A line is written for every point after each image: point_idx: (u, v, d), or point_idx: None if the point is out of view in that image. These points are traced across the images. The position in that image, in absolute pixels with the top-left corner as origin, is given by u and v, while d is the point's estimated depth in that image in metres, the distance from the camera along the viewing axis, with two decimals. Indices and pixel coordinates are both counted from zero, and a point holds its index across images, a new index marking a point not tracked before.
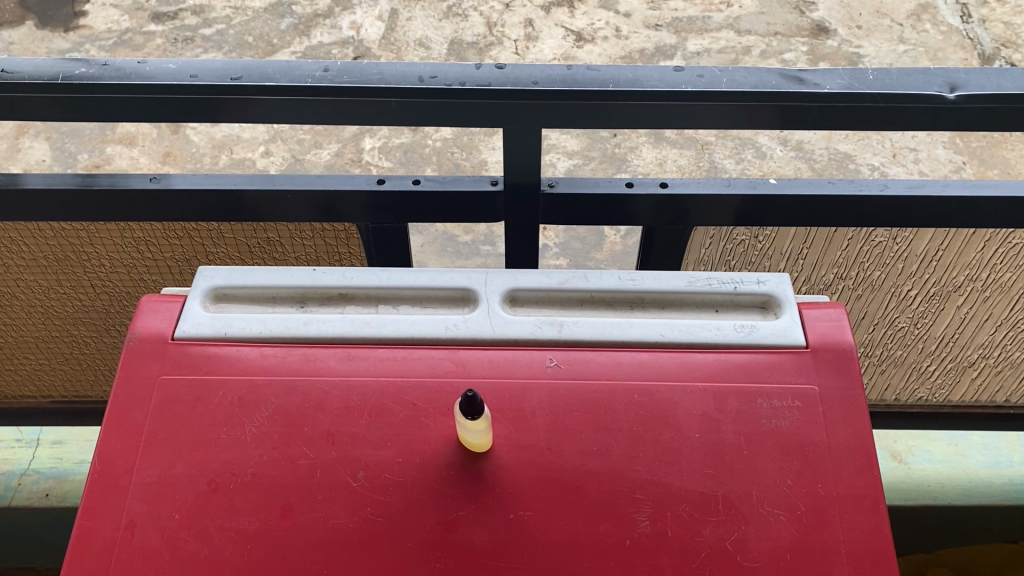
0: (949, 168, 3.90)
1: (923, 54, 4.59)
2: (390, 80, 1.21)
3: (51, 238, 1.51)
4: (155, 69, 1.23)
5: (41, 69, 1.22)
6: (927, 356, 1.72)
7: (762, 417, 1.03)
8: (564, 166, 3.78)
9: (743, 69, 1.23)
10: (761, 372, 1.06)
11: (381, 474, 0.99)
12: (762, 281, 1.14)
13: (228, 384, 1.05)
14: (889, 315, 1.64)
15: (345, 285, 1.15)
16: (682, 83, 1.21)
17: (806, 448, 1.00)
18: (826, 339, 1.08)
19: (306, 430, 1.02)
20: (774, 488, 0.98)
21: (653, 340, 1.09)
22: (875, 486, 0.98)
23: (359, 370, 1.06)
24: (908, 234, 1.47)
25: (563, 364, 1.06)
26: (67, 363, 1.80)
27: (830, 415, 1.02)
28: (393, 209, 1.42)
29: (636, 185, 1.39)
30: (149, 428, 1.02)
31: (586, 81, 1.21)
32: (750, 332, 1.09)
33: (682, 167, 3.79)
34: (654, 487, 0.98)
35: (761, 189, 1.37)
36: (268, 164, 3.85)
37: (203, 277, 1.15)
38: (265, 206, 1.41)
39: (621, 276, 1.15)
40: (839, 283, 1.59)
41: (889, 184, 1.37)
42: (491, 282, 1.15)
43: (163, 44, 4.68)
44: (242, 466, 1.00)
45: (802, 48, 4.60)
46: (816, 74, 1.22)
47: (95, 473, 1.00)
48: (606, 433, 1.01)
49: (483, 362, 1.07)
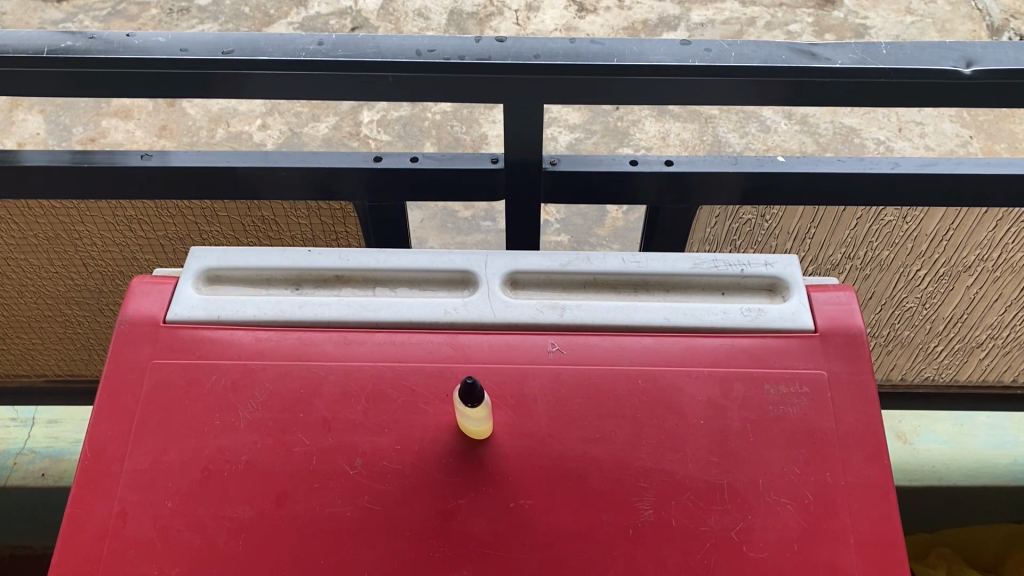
0: (955, 142, 3.82)
1: (931, 26, 4.50)
2: (387, 54, 1.17)
3: (41, 217, 1.47)
4: (143, 42, 1.18)
5: (26, 42, 1.18)
6: (933, 338, 1.70)
7: (769, 403, 1.00)
8: (565, 141, 3.73)
9: (752, 43, 1.18)
10: (768, 357, 1.03)
11: (379, 462, 0.97)
12: (770, 263, 1.11)
13: (222, 368, 1.03)
14: (897, 295, 1.60)
15: (341, 266, 1.12)
16: (688, 57, 1.16)
17: (813, 435, 0.98)
18: (835, 323, 1.05)
19: (301, 416, 0.99)
20: (781, 476, 0.96)
21: (658, 324, 1.06)
22: (884, 475, 0.96)
23: (355, 355, 1.04)
24: (919, 213, 1.42)
25: (565, 349, 1.04)
26: (61, 343, 1.77)
27: (839, 402, 1.00)
28: (393, 188, 1.38)
29: (641, 163, 1.35)
30: (140, 414, 1.00)
31: (590, 55, 1.16)
32: (757, 316, 1.06)
33: (686, 141, 3.72)
34: (659, 476, 0.96)
35: (768, 167, 1.34)
36: (266, 137, 3.79)
37: (195, 257, 1.11)
38: (260, 184, 1.38)
39: (625, 258, 1.12)
40: (847, 263, 1.55)
41: (900, 162, 1.33)
42: (492, 265, 1.12)
43: (158, 15, 4.57)
44: (236, 453, 0.97)
45: (807, 20, 4.50)
46: (828, 48, 1.17)
47: (85, 461, 0.97)
48: (609, 420, 0.99)
49: (483, 346, 1.04)
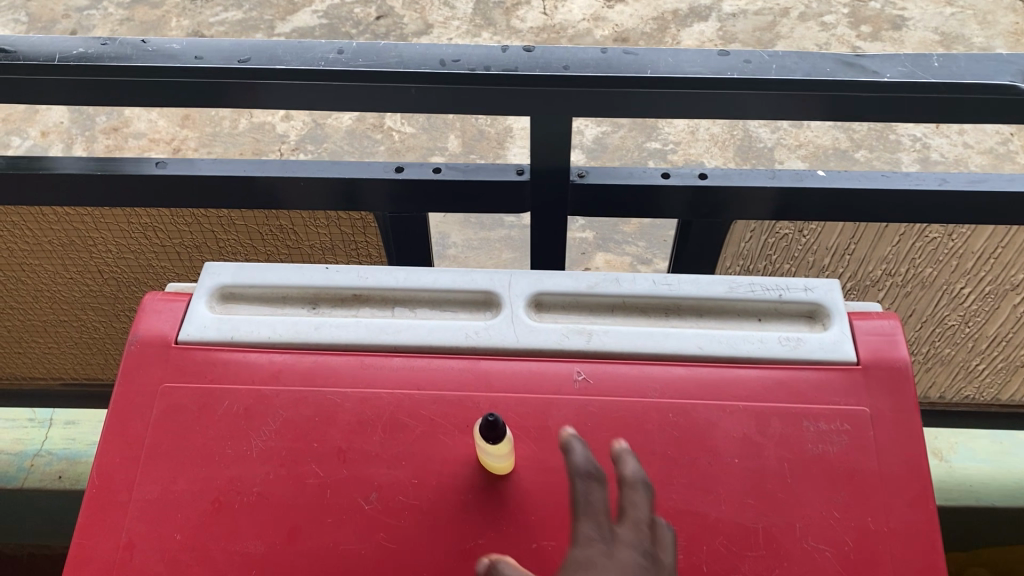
0: (996, 140, 3.66)
1: (971, 17, 4.27)
2: (410, 64, 1.12)
3: (55, 224, 1.43)
4: (158, 48, 1.14)
5: (38, 49, 1.14)
6: (976, 356, 1.63)
7: (807, 441, 0.94)
8: (591, 134, 3.63)
9: (794, 55, 1.12)
10: (806, 391, 0.98)
11: (395, 496, 0.93)
12: (809, 287, 1.05)
13: (234, 393, 0.99)
14: (938, 313, 1.53)
15: (358, 285, 1.08)
16: (726, 69, 1.10)
17: (854, 476, 0.93)
18: (878, 355, 0.99)
19: (315, 446, 0.95)
20: (819, 521, 0.90)
21: (690, 352, 1.00)
22: (930, 522, 0.90)
23: (372, 380, 0.99)
24: (966, 231, 1.35)
25: (591, 378, 0.99)
26: (78, 346, 1.75)
27: (882, 441, 0.94)
28: (415, 199, 1.34)
29: (673, 176, 1.30)
30: (149, 441, 0.96)
31: (621, 66, 1.11)
32: (796, 345, 1.01)
33: (716, 136, 3.59)
34: (690, 518, 0.90)
35: (807, 182, 1.28)
36: (289, 128, 3.72)
37: (209, 273, 1.08)
38: (278, 192, 1.33)
39: (656, 280, 1.07)
40: (887, 279, 1.48)
41: (948, 178, 1.26)
42: (516, 286, 1.07)
43: (183, 1, 4.46)
44: (249, 484, 0.94)
45: (842, 10, 4.30)
46: (875, 61, 1.10)
47: (94, 489, 0.94)
48: (638, 457, 0.94)
49: (505, 374, 0.99)
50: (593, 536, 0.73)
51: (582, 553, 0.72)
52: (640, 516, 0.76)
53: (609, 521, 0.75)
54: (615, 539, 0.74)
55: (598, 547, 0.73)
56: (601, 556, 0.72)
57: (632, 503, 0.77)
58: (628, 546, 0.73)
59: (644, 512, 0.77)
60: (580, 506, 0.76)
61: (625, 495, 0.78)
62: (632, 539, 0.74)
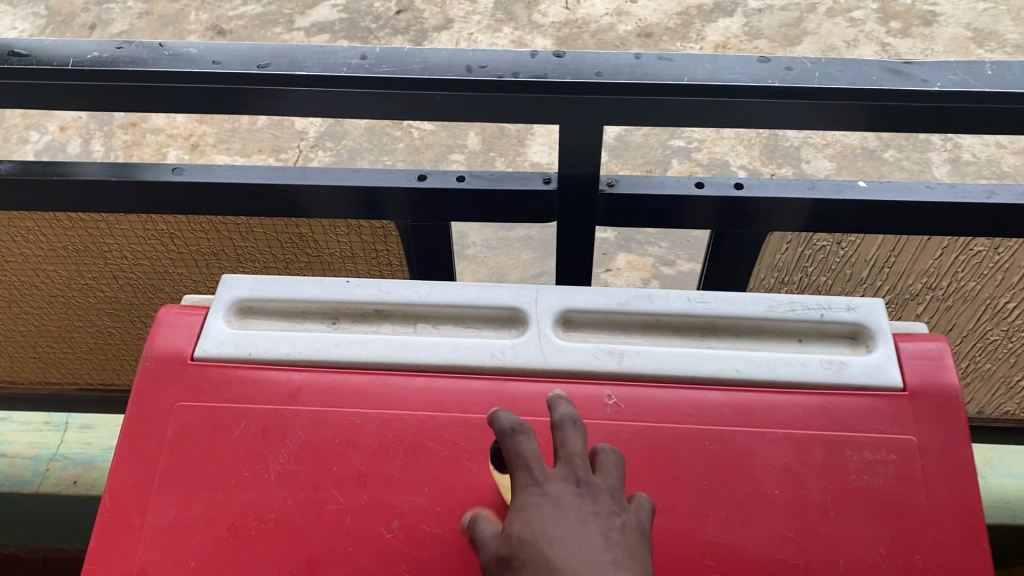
0: None
1: (1005, 13, 4.18)
2: (435, 70, 1.08)
3: (70, 229, 1.40)
4: (175, 53, 1.11)
5: (52, 53, 1.11)
6: (1017, 372, 1.57)
7: (851, 472, 0.90)
8: (614, 132, 3.57)
9: (838, 63, 1.07)
10: (850, 419, 0.93)
11: (418, 525, 0.89)
12: (853, 306, 1.00)
13: (251, 413, 0.95)
14: (980, 328, 1.47)
15: (379, 300, 1.04)
16: (767, 77, 1.05)
17: (901, 510, 0.88)
18: (925, 381, 0.94)
19: (335, 470, 0.92)
20: (865, 558, 0.86)
21: (728, 375, 0.96)
22: (982, 562, 0.85)
23: (394, 401, 0.95)
24: (1013, 244, 1.30)
25: (623, 403, 0.94)
26: (93, 351, 1.72)
27: (930, 473, 0.89)
28: (438, 207, 1.29)
29: (707, 185, 1.25)
30: (163, 462, 0.93)
31: (656, 73, 1.06)
32: (838, 369, 0.96)
33: (741, 134, 3.52)
34: (729, 553, 0.86)
35: (848, 192, 1.23)
36: (307, 124, 3.69)
37: (227, 286, 1.04)
38: (298, 199, 1.29)
39: (691, 298, 1.02)
40: (928, 293, 1.43)
41: (996, 190, 1.21)
42: (543, 302, 1.03)
43: None
44: (265, 510, 0.90)
45: (872, 6, 4.21)
46: (924, 68, 1.05)
47: (106, 513, 0.91)
48: (674, 487, 0.89)
49: (533, 396, 0.95)
50: (527, 481, 0.73)
51: (519, 499, 0.72)
52: (572, 451, 0.74)
53: (541, 463, 0.74)
54: (547, 479, 0.73)
55: (532, 489, 0.72)
56: (536, 497, 0.71)
57: (564, 442, 0.75)
58: (561, 481, 0.72)
59: (578, 446, 0.75)
60: (511, 458, 0.74)
61: (556, 435, 0.75)
62: (565, 474, 0.73)
